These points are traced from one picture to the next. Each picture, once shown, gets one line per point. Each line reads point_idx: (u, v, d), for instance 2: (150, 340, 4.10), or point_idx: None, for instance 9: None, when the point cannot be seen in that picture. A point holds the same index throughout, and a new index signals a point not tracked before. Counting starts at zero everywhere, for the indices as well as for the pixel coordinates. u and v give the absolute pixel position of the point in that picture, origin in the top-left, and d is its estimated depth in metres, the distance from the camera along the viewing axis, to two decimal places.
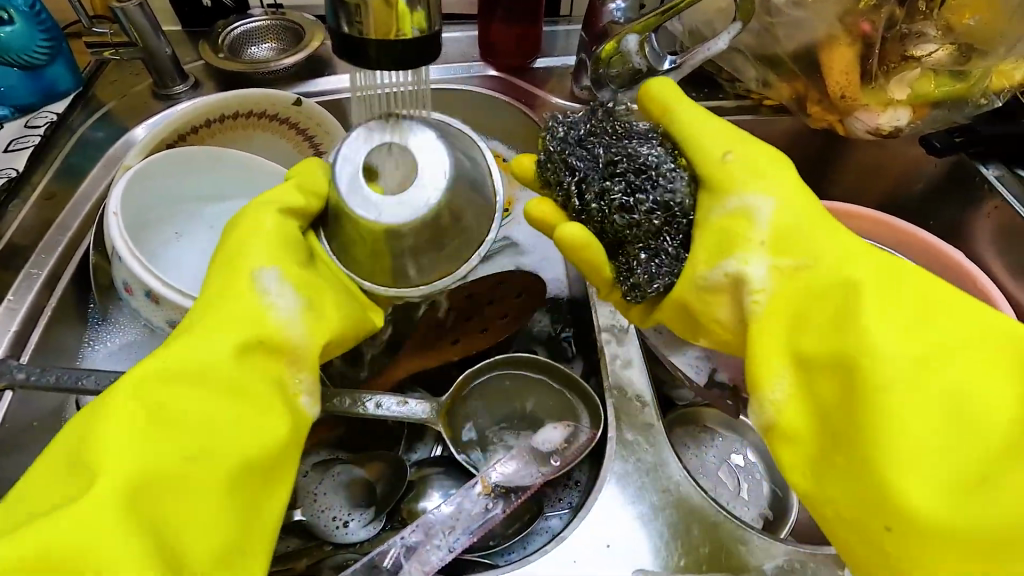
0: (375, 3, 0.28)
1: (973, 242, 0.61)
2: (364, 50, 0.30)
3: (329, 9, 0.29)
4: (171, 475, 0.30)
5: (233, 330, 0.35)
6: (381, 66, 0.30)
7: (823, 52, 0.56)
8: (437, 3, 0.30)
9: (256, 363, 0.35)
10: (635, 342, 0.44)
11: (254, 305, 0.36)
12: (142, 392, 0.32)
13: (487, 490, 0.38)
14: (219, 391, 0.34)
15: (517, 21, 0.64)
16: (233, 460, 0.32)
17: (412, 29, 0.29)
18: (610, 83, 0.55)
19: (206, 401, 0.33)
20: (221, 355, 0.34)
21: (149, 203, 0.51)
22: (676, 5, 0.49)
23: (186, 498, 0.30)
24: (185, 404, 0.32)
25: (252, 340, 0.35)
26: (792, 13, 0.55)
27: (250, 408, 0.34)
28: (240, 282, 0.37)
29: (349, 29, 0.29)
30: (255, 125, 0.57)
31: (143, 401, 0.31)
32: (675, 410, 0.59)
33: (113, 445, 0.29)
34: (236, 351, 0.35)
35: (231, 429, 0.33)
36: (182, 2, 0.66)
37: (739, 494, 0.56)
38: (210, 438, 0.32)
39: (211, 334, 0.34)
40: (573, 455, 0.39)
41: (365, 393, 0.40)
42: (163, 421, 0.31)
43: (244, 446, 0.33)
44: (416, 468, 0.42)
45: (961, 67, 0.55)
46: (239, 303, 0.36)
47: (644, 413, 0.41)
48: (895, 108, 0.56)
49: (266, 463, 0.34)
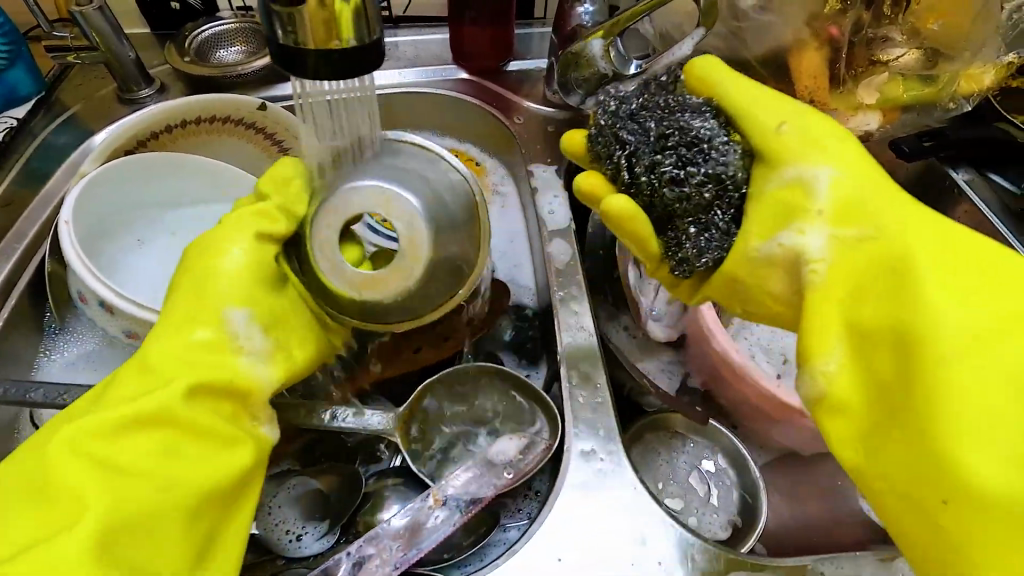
0: (309, 13, 0.28)
1: None
2: (302, 59, 0.29)
3: (264, 18, 0.29)
4: (122, 513, 0.30)
5: (187, 369, 0.35)
6: (320, 74, 0.29)
7: (791, 57, 0.56)
8: (376, 12, 0.30)
9: (209, 394, 0.35)
10: (596, 352, 0.43)
11: (209, 343, 0.36)
12: (89, 439, 0.32)
13: (439, 503, 0.38)
14: (170, 431, 0.34)
15: (488, 25, 0.64)
16: (190, 495, 0.33)
17: (349, 38, 0.29)
18: (578, 88, 0.56)
19: (157, 440, 0.33)
20: (172, 396, 0.34)
21: (108, 210, 0.51)
22: (639, 10, 0.49)
23: (140, 534, 0.30)
24: (142, 447, 0.32)
25: (205, 377, 0.35)
26: (758, 17, 0.55)
27: (204, 439, 0.34)
28: (199, 316, 0.37)
29: (284, 39, 0.29)
30: (224, 130, 0.56)
31: (87, 450, 0.31)
32: (644, 417, 0.59)
33: (65, 494, 0.30)
34: (188, 391, 0.34)
35: (185, 461, 0.33)
36: (150, 4, 0.65)
37: (708, 501, 0.56)
38: (171, 476, 0.32)
39: (162, 372, 0.35)
40: (527, 467, 0.39)
41: (319, 405, 0.40)
42: (111, 465, 0.31)
43: (198, 476, 0.33)
44: (375, 479, 0.42)
45: (928, 71, 0.55)
46: (191, 342, 0.36)
47: (603, 423, 0.40)
48: (865, 112, 0.56)
49: (225, 494, 0.34)
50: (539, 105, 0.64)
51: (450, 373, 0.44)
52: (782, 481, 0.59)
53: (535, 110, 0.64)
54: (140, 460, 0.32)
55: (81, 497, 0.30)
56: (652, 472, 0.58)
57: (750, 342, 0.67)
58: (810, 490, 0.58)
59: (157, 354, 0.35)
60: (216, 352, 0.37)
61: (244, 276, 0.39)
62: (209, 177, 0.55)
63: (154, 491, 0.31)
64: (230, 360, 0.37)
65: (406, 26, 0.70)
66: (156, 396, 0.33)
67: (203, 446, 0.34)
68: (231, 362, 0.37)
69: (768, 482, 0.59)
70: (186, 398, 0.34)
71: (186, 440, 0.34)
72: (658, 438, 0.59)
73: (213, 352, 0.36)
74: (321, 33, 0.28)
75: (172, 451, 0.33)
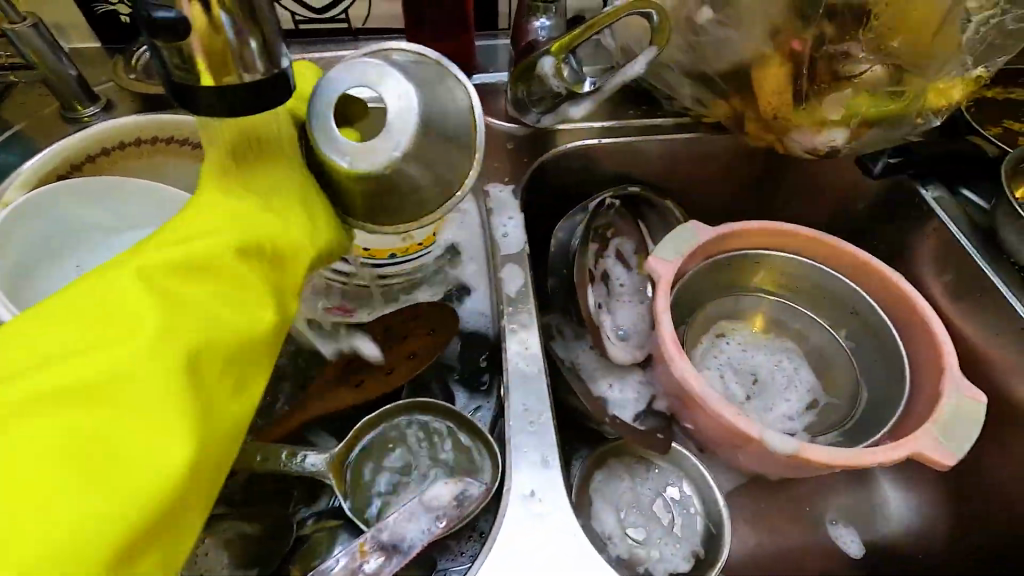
0: (196, 50, 0.28)
1: (915, 264, 0.59)
2: (194, 95, 0.30)
3: (156, 57, 0.30)
4: (175, 352, 0.31)
5: (245, 227, 0.35)
6: (215, 110, 0.30)
7: (754, 71, 0.54)
8: (270, 44, 0.31)
9: (262, 258, 0.36)
10: (541, 388, 0.41)
11: (263, 217, 0.36)
12: (148, 266, 0.32)
13: (366, 550, 0.36)
14: (228, 242, 0.34)
15: (446, 38, 0.62)
16: (234, 348, 0.33)
17: (240, 72, 0.30)
18: (533, 107, 0.54)
19: (210, 277, 0.33)
20: (220, 248, 0.34)
21: (43, 237, 0.49)
22: (590, 28, 0.48)
23: (188, 373, 0.31)
24: (197, 294, 0.33)
25: (259, 245, 0.36)
26: (717, 32, 0.53)
27: (248, 298, 0.35)
28: (254, 190, 0.36)
29: (175, 77, 0.29)
30: (172, 151, 0.55)
31: (148, 284, 0.31)
32: (606, 443, 0.57)
33: (127, 297, 0.31)
34: (235, 246, 0.34)
35: (233, 320, 0.34)
36: (98, 18, 0.63)
37: (671, 530, 0.54)
38: (221, 324, 0.33)
39: (214, 230, 0.34)
40: (462, 515, 0.37)
41: (251, 445, 0.39)
42: (170, 302, 0.32)
43: (243, 338, 0.34)
44: (313, 521, 0.40)
45: (897, 86, 0.53)
46: (248, 202, 0.36)
47: (545, 463, 0.38)
48: (830, 128, 0.54)
49: (262, 352, 0.35)
50: (499, 120, 0.61)
51: (392, 408, 0.42)
52: (750, 506, 0.57)
53: (495, 126, 0.62)
54: (192, 300, 0.32)
55: (141, 312, 0.30)
56: (615, 500, 0.56)
57: (719, 362, 0.65)
58: (778, 516, 0.57)
59: (212, 209, 0.35)
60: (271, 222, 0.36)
61: (275, 163, 0.37)
62: (153, 200, 0.52)
63: (203, 336, 0.32)
64: (279, 241, 0.36)
65: (365, 38, 0.68)
66: (213, 245, 0.34)
67: (248, 310, 0.35)
68: (280, 233, 0.36)
69: (735, 508, 0.57)
70: (240, 254, 0.35)
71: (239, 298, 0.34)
72: (623, 463, 0.58)
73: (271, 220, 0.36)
74: (212, 69, 0.29)
75: (222, 304, 0.33)
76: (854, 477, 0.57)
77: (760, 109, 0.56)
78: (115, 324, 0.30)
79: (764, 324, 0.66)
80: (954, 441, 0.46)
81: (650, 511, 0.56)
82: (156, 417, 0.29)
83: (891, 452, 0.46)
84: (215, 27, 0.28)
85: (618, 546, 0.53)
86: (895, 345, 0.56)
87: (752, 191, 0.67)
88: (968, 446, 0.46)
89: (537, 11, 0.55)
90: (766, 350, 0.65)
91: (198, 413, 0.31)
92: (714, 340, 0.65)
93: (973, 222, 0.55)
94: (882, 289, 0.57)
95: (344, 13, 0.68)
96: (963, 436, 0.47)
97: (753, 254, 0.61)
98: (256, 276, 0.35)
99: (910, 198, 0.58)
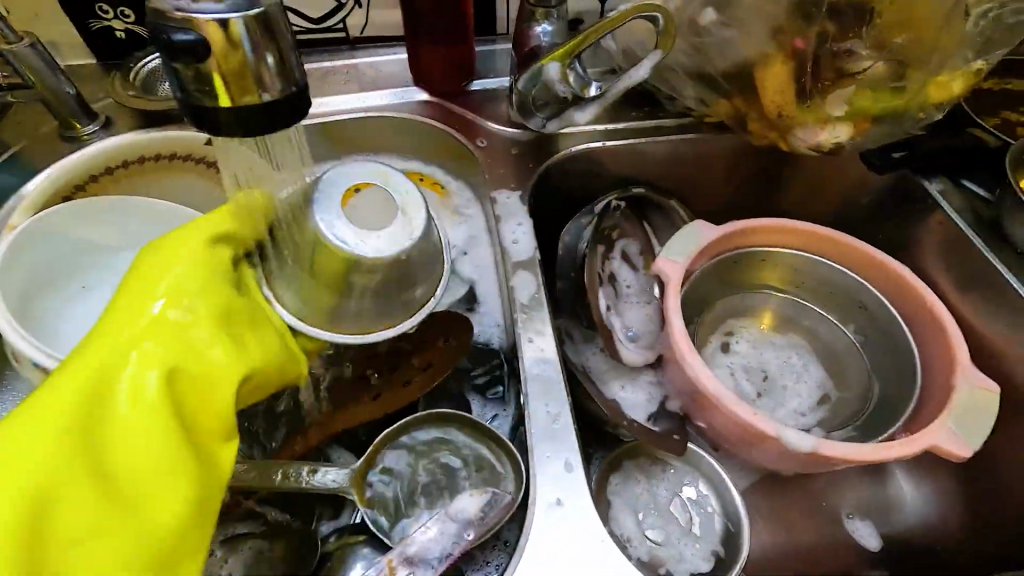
0: (217, 71, 0.28)
1: (921, 257, 0.60)
2: (210, 114, 0.30)
3: (172, 76, 0.30)
4: (132, 453, 0.33)
5: (203, 313, 0.36)
6: (231, 128, 0.30)
7: (757, 70, 0.54)
8: (293, 61, 0.31)
9: (224, 332, 0.37)
10: (560, 395, 0.41)
11: (223, 296, 0.38)
12: (103, 367, 0.33)
13: (393, 565, 0.35)
14: (183, 330, 0.36)
15: (447, 46, 0.62)
16: (129, 504, 0.32)
17: (262, 93, 0.30)
18: (538, 111, 0.54)
19: (167, 365, 0.34)
20: (145, 391, 0.34)
21: (50, 259, 0.48)
22: (597, 32, 0.48)
23: (152, 466, 0.33)
24: (118, 432, 0.33)
25: (218, 321, 0.37)
26: (720, 33, 0.54)
27: (213, 376, 0.36)
28: (212, 275, 0.38)
29: (195, 98, 0.29)
30: (177, 168, 0.54)
31: (75, 412, 0.32)
32: (621, 446, 0.58)
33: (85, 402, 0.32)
34: (161, 389, 0.34)
35: (193, 400, 0.35)
36: (93, 34, 0.62)
37: (689, 530, 0.55)
38: (126, 473, 0.32)
39: (170, 317, 0.36)
40: (489, 528, 0.37)
41: (270, 464, 0.38)
42: (128, 401, 0.33)
43: (206, 413, 0.36)
44: (337, 536, 0.40)
45: (899, 82, 0.53)
46: (207, 285, 0.37)
47: (569, 471, 0.38)
48: (834, 124, 0.55)
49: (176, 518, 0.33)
50: (504, 126, 0.62)
51: (412, 420, 0.42)
52: (766, 503, 0.58)
53: (499, 131, 0.62)
54: (149, 391, 0.34)
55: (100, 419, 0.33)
56: (632, 502, 0.56)
57: (729, 361, 0.65)
58: (795, 512, 0.57)
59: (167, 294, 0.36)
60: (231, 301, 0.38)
61: (216, 290, 0.37)
62: (159, 218, 0.52)
63: (163, 427, 0.33)
64: (241, 318, 0.38)
65: (364, 47, 0.68)
66: (167, 342, 0.35)
67: (212, 383, 0.36)
68: (241, 311, 0.38)
69: (751, 505, 0.57)
70: (198, 336, 0.36)
71: (202, 376, 0.36)
72: (638, 465, 0.58)
73: (232, 300, 0.38)
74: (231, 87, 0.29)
75: (179, 392, 0.35)
76: (868, 471, 0.58)
77: (764, 107, 0.56)
78: (76, 432, 0.32)
79: (772, 321, 0.66)
80: (969, 432, 0.47)
81: (668, 512, 0.56)
82: (126, 512, 0.32)
83: (908, 446, 0.47)
84: (233, 44, 0.28)
85: (638, 548, 0.53)
86: (905, 337, 0.57)
87: (755, 189, 0.67)
88: (984, 437, 0.46)
89: (538, 16, 0.55)
90: (775, 347, 0.65)
91: (164, 500, 0.33)
92: (723, 340, 0.66)
93: (979, 213, 0.56)
94: (891, 282, 0.57)
95: (342, 22, 0.67)
96: (979, 427, 0.47)
97: (760, 252, 0.62)
98: (220, 356, 0.36)
99: (914, 192, 0.59)
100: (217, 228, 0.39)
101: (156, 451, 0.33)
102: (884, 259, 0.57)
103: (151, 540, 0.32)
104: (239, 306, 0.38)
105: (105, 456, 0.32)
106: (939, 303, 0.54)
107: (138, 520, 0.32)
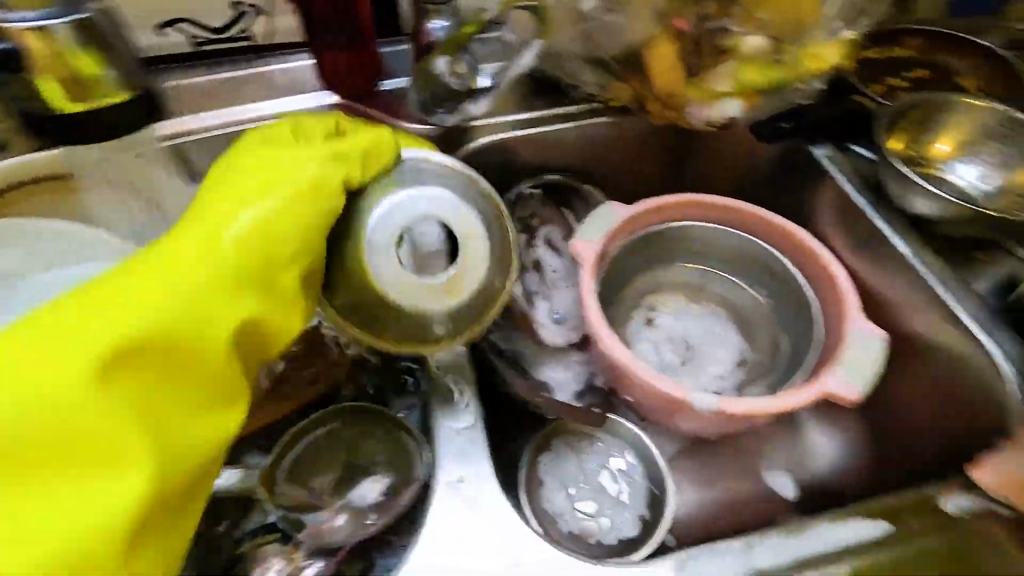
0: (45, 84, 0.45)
1: (818, 220, 0.63)
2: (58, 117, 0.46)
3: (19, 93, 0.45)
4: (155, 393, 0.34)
5: (167, 262, 0.35)
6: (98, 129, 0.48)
7: (645, 53, 0.57)
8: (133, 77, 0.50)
9: (201, 242, 0.35)
10: (464, 376, 0.43)
11: (190, 243, 0.35)
12: (194, 316, 0.34)
13: (302, 551, 0.38)
14: (244, 256, 0.36)
15: (350, 48, 0.63)
16: (68, 497, 0.31)
17: (114, 94, 0.48)
18: (440, 107, 0.60)
19: (149, 324, 0.33)
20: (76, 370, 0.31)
21: None
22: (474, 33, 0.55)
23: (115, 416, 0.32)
24: (40, 418, 0.30)
25: (166, 267, 0.35)
26: (607, 18, 0.56)
27: (286, 227, 0.37)
28: (300, 212, 0.38)
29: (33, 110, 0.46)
30: (79, 188, 0.54)
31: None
32: (546, 427, 0.60)
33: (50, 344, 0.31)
34: (93, 368, 0.31)
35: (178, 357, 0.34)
36: None
37: (620, 499, 0.56)
38: (67, 455, 0.31)
39: (208, 263, 0.35)
40: (389, 510, 0.38)
41: None
42: (200, 358, 0.35)
43: (223, 356, 0.36)
44: (252, 539, 0.40)
45: (777, 55, 0.56)
46: (297, 199, 0.38)
47: (471, 447, 0.39)
48: (722, 99, 0.57)
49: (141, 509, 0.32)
50: (415, 123, 0.62)
51: (320, 417, 0.43)
52: (693, 466, 0.60)
53: (409, 129, 0.63)
54: (215, 338, 0.35)
55: (162, 343, 0.33)
56: (562, 479, 0.58)
57: (654, 334, 0.67)
58: (719, 472, 0.59)
59: (242, 214, 0.37)
60: (299, 207, 0.38)
61: (258, 230, 0.37)
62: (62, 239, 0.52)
63: (191, 372, 0.35)
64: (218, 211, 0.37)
65: (271, 55, 0.68)
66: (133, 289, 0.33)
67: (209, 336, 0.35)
68: (311, 184, 0.39)
69: (679, 469, 0.60)
70: (160, 285, 0.34)
71: (240, 292, 0.36)
72: (567, 442, 0.60)
73: (301, 211, 0.38)
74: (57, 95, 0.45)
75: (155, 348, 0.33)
76: (785, 426, 0.61)
77: (656, 88, 0.58)
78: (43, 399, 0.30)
79: (691, 293, 0.68)
80: (857, 376, 0.50)
81: (598, 484, 0.58)
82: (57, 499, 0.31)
83: (800, 395, 0.50)
84: (53, 52, 0.44)
85: (570, 522, 0.55)
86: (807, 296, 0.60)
87: (665, 167, 0.70)
88: (870, 379, 0.49)
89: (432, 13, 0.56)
90: (696, 317, 0.68)
91: (91, 474, 0.31)
92: (648, 315, 0.68)
93: (862, 176, 0.59)
94: (788, 244, 0.60)
95: (246, 32, 0.67)
96: (865, 368, 0.50)
97: (671, 227, 0.64)
98: (295, 200, 0.38)
99: (806, 159, 0.62)
100: (298, 179, 0.38)
101: (101, 431, 0.31)
102: (779, 224, 0.60)
103: (96, 523, 0.31)
104: (307, 237, 0.38)
105: (158, 401, 0.34)
106: (831, 260, 0.57)
107: (69, 513, 0.30)
